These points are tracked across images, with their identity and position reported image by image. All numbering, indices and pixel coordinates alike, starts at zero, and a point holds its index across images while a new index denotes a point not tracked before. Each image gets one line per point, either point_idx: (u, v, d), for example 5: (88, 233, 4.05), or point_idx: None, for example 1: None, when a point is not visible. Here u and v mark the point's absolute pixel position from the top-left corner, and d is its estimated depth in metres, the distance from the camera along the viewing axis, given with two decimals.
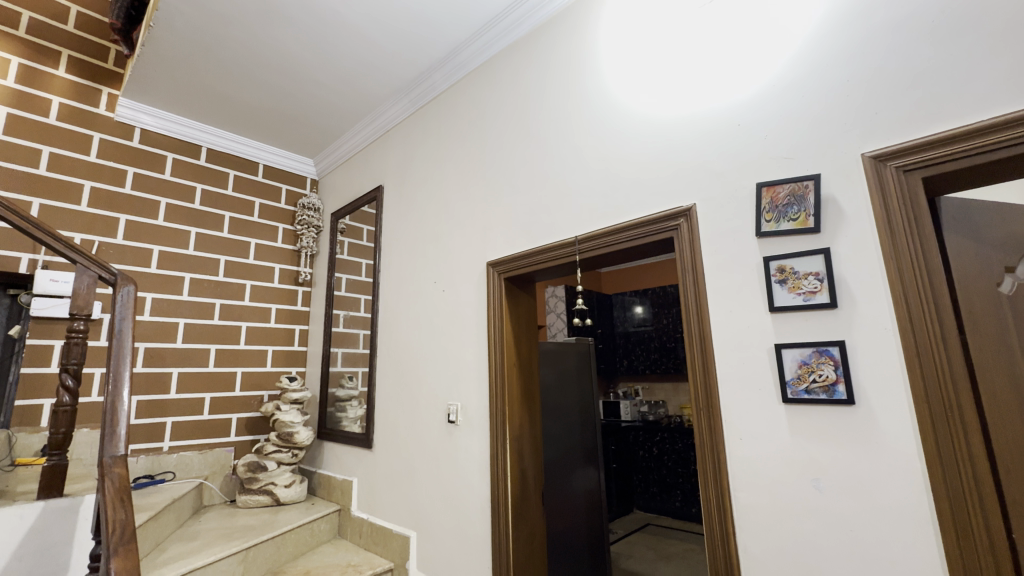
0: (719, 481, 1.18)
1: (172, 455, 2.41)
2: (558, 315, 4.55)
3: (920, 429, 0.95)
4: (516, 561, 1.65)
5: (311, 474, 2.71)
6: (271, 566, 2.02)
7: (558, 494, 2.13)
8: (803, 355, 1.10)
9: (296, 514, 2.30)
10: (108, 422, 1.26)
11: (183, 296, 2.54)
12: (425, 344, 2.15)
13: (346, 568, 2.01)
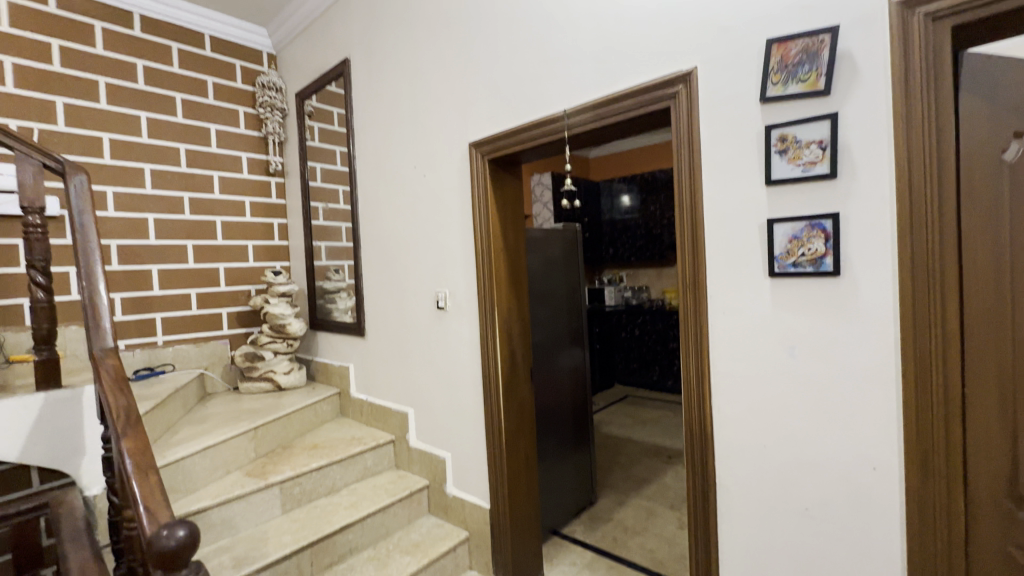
0: (699, 352, 1.24)
1: (168, 349, 2.46)
2: (544, 204, 4.45)
3: (899, 297, 0.97)
4: (507, 429, 1.78)
5: (308, 361, 2.82)
6: (281, 442, 2.18)
7: (545, 371, 2.26)
8: (795, 229, 1.08)
9: (298, 397, 2.43)
10: (89, 317, 1.24)
11: (148, 189, 2.38)
12: (409, 234, 2.09)
13: (351, 441, 2.17)
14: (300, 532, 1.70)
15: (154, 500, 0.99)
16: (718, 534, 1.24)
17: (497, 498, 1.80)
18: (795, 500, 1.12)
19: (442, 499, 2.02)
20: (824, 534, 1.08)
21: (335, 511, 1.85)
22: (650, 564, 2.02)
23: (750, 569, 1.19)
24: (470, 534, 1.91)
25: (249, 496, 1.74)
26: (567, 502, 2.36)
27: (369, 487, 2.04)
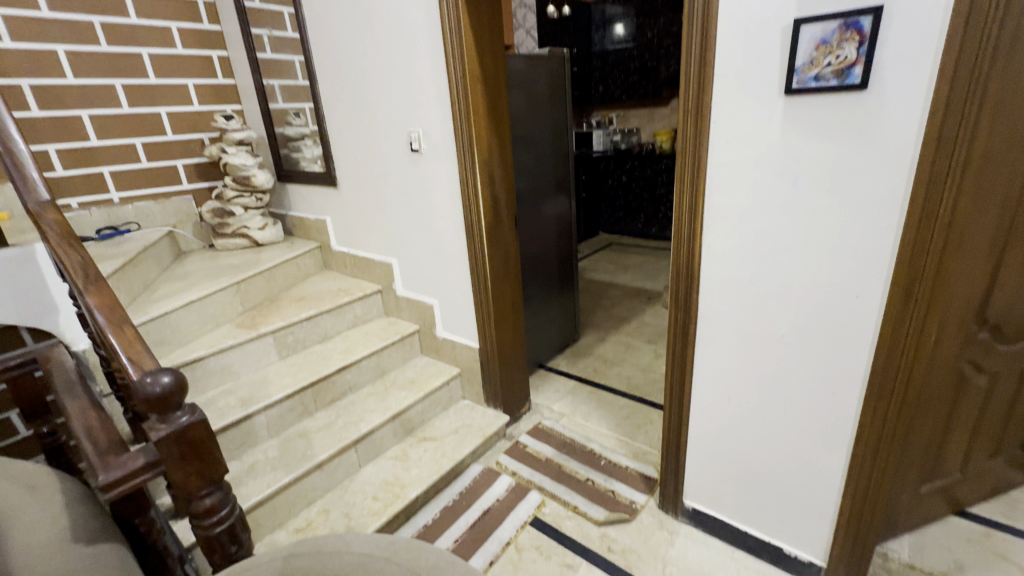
0: (694, 187, 1.15)
1: (127, 207, 2.28)
2: (527, 32, 3.87)
3: (929, 110, 0.85)
4: (493, 275, 1.78)
5: (282, 216, 2.67)
6: (267, 296, 2.17)
7: (530, 219, 2.18)
8: (824, 32, 0.91)
9: (278, 252, 2.37)
10: (12, 167, 1.12)
11: (45, 13, 1.93)
12: (371, 63, 1.80)
13: (338, 293, 2.18)
14: (299, 375, 1.79)
15: (134, 351, 0.97)
16: (694, 361, 1.31)
17: (485, 339, 1.88)
18: (772, 329, 1.15)
19: (432, 342, 2.11)
20: (795, 358, 1.14)
21: (330, 356, 1.93)
22: (626, 388, 2.22)
23: (720, 390, 1.28)
24: (461, 371, 2.05)
25: (243, 345, 1.78)
26: (551, 341, 2.50)
27: (361, 334, 2.11)
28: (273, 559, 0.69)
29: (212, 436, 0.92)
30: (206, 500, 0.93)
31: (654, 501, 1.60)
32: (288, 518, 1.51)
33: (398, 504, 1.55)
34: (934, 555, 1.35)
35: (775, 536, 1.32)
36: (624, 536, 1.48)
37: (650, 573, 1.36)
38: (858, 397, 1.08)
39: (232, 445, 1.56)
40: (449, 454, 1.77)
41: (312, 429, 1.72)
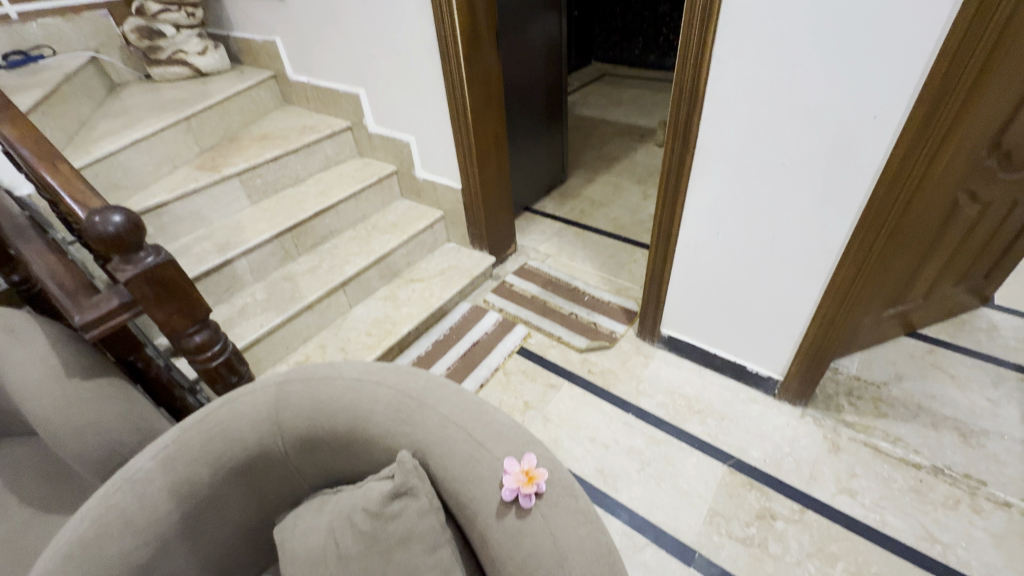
0: None
1: (32, 25, 1.93)
2: None
3: None
4: (473, 106, 1.59)
5: (224, 39, 2.29)
6: (225, 136, 1.96)
7: (514, 39, 1.88)
8: None
9: (227, 82, 2.07)
10: None
11: None
12: None
13: (304, 130, 1.97)
14: (275, 220, 1.71)
15: (76, 190, 0.87)
16: (686, 194, 1.25)
17: (467, 178, 1.77)
18: (773, 157, 1.07)
19: (413, 184, 2.00)
20: (792, 188, 1.08)
21: (305, 199, 1.82)
22: (613, 229, 2.21)
23: (710, 224, 1.26)
24: (445, 213, 1.98)
25: (208, 189, 1.66)
26: (538, 182, 2.39)
27: (335, 176, 1.97)
28: (267, 387, 0.70)
29: (185, 276, 0.89)
30: (196, 337, 0.95)
31: (633, 330, 1.71)
32: (287, 353, 1.59)
33: (391, 339, 1.63)
34: (879, 368, 1.50)
35: (741, 356, 1.44)
36: (603, 360, 1.61)
37: (625, 388, 1.51)
38: (849, 226, 1.06)
39: (218, 290, 1.56)
40: (437, 293, 1.81)
41: (297, 273, 1.71)
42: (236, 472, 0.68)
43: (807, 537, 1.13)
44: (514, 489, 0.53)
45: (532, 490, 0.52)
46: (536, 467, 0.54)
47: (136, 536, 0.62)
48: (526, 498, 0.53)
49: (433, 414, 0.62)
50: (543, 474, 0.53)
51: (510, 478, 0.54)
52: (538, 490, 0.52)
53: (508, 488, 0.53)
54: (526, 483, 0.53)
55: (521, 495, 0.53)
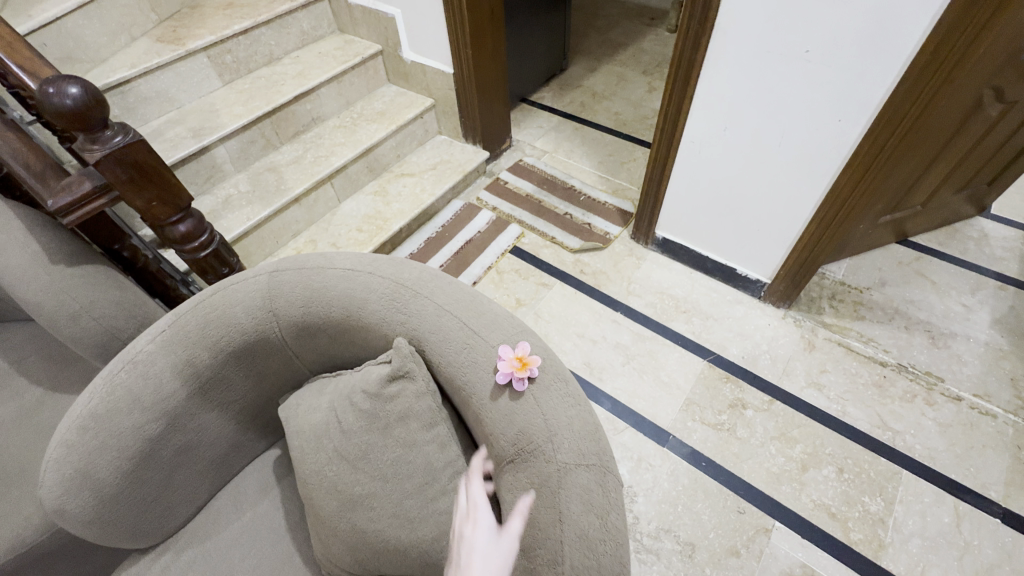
0: None
1: None
2: None
3: None
4: None
5: None
6: (185, 2, 1.73)
7: None
8: None
9: None
10: None
11: None
12: None
13: None
14: (251, 103, 1.57)
15: (22, 57, 0.78)
16: (697, 84, 1.16)
17: (460, 61, 1.61)
18: (797, 42, 0.97)
19: (400, 66, 1.83)
20: (811, 80, 1.00)
21: (282, 81, 1.66)
22: (613, 125, 2.09)
23: (719, 120, 1.19)
24: (436, 102, 1.84)
25: (172, 65, 1.50)
26: (536, 69, 2.20)
27: (314, 54, 1.79)
28: (258, 275, 0.69)
29: (159, 159, 0.83)
30: (181, 227, 0.93)
31: (627, 232, 1.70)
32: (277, 247, 1.57)
33: (382, 236, 1.60)
34: (865, 273, 1.53)
35: (733, 260, 1.45)
36: (596, 261, 1.61)
37: (616, 288, 1.54)
38: (864, 125, 1.00)
39: (198, 179, 1.48)
40: (428, 189, 1.75)
41: (281, 164, 1.62)
42: (236, 356, 0.70)
43: (772, 424, 1.23)
44: (508, 374, 0.55)
45: (526, 374, 0.54)
46: (530, 354, 0.56)
47: (145, 413, 0.65)
48: (519, 383, 0.55)
49: (429, 304, 0.62)
50: (537, 360, 0.55)
51: (504, 364, 0.55)
52: (532, 374, 0.54)
53: (502, 373, 0.55)
54: (521, 369, 0.55)
55: (516, 379, 0.55)
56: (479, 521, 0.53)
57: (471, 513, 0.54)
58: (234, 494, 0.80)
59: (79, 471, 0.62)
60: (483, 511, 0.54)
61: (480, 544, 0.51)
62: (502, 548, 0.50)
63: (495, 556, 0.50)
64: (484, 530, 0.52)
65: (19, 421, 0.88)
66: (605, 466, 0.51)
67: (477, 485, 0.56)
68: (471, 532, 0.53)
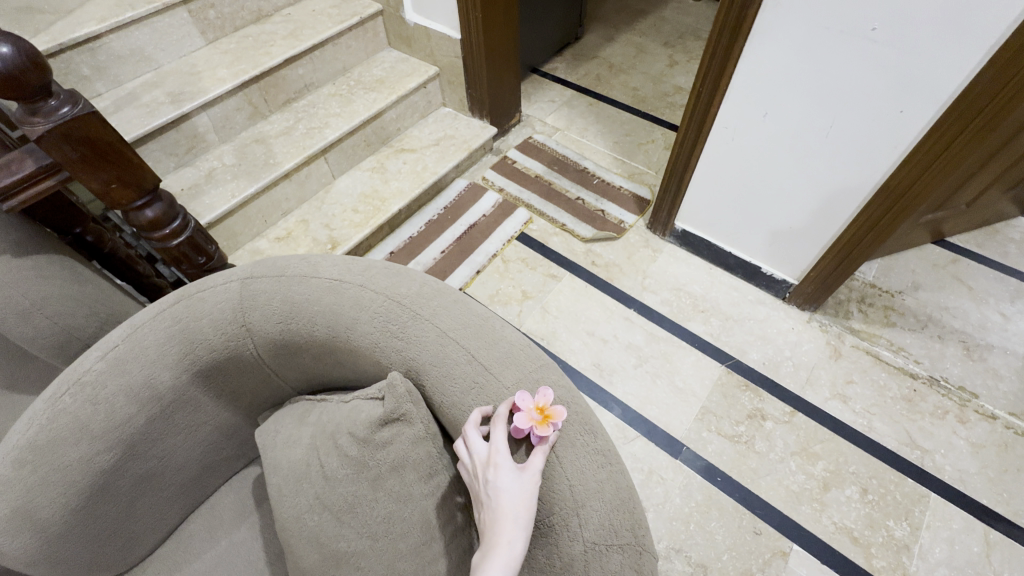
0: None
1: None
2: None
3: None
4: None
5: None
6: None
7: None
8: None
9: None
10: None
11: None
12: None
13: None
14: (237, 66, 1.42)
15: None
16: (737, 63, 1.03)
17: (468, 25, 1.45)
18: (862, 19, 0.84)
19: (402, 29, 1.67)
20: (873, 63, 0.87)
21: (272, 41, 1.51)
22: (632, 102, 1.94)
23: (758, 104, 1.06)
24: (440, 70, 1.69)
25: (148, 19, 1.34)
26: (550, 36, 2.03)
27: (307, 12, 1.62)
28: (229, 282, 0.59)
29: (116, 135, 0.72)
30: (148, 212, 0.82)
31: (643, 221, 1.58)
32: (266, 227, 1.46)
33: (380, 218, 1.49)
34: (897, 276, 1.43)
35: (757, 257, 1.35)
36: (609, 252, 1.51)
37: (630, 283, 1.44)
38: (929, 118, 0.88)
39: (179, 150, 1.35)
40: (431, 167, 1.62)
41: (270, 135, 1.48)
42: (204, 373, 0.61)
43: (793, 438, 1.15)
44: (526, 427, 0.44)
45: (549, 430, 0.44)
46: (553, 405, 0.47)
47: (96, 442, 0.56)
48: (539, 441, 0.44)
49: (430, 328, 0.52)
50: (562, 414, 0.46)
51: (522, 415, 0.45)
52: (556, 431, 0.44)
53: (521, 423, 0.44)
54: (541, 424, 0.45)
55: (536, 434, 0.44)
56: (503, 460, 0.43)
57: (490, 457, 0.43)
58: (208, 517, 0.72)
59: (17, 512, 0.53)
60: (507, 453, 0.44)
61: (509, 487, 0.42)
62: (536, 486, 0.43)
63: (528, 495, 0.42)
64: (511, 471, 0.43)
65: None
66: (641, 545, 0.43)
67: (498, 428, 0.45)
68: (496, 476, 0.43)
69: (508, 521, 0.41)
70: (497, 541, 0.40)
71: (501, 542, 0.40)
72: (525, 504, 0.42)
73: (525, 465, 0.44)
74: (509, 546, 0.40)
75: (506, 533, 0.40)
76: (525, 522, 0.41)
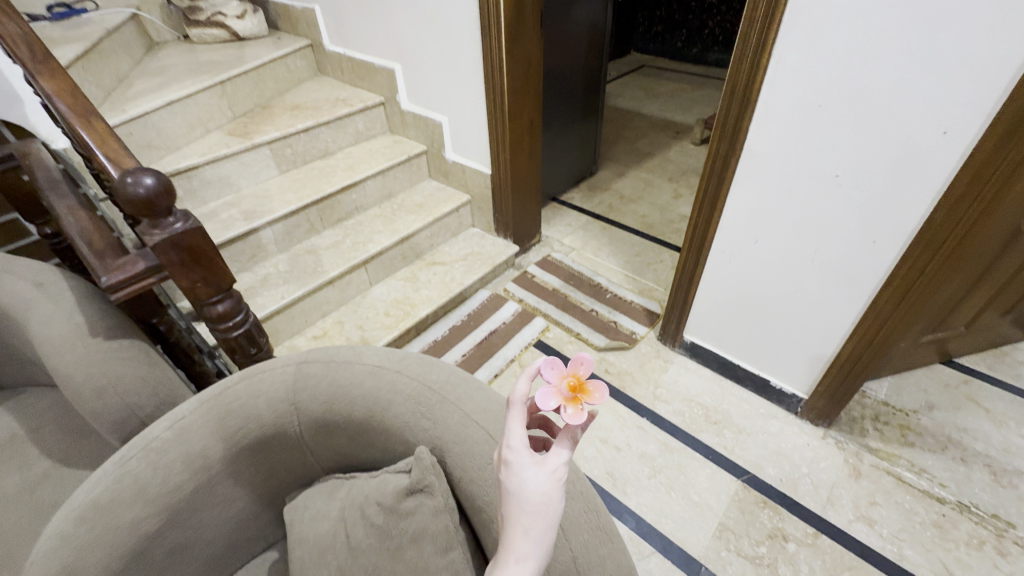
0: None
1: None
2: None
3: None
4: (512, 91, 1.54)
5: (263, 3, 2.20)
6: (259, 102, 1.94)
7: (557, 24, 1.79)
8: None
9: (262, 48, 2.03)
10: None
11: None
12: None
13: (336, 103, 1.94)
14: (302, 192, 1.69)
15: (110, 148, 0.86)
16: (726, 199, 1.20)
17: (498, 162, 1.73)
18: (826, 168, 1.01)
19: (442, 165, 1.97)
20: (842, 203, 1.02)
21: (333, 173, 1.80)
22: (641, 227, 2.15)
23: (748, 233, 1.21)
24: (472, 198, 1.95)
25: (239, 155, 1.65)
26: (568, 172, 2.34)
27: (365, 151, 1.95)
28: (287, 366, 0.69)
29: (211, 244, 0.87)
30: (219, 307, 0.94)
31: (654, 333, 1.67)
32: (305, 326, 1.60)
33: (409, 321, 1.62)
34: (909, 394, 1.44)
35: (765, 371, 1.40)
36: (621, 361, 1.58)
37: (642, 392, 1.48)
38: (900, 248, 1.00)
39: (242, 258, 1.56)
40: (458, 278, 1.79)
41: (321, 247, 1.70)
42: (250, 449, 0.68)
43: (818, 563, 1.10)
44: (553, 407, 0.42)
45: (580, 417, 0.41)
46: (589, 384, 0.43)
47: (148, 506, 0.62)
48: (567, 425, 0.42)
49: (455, 411, 0.60)
50: (600, 396, 0.42)
51: (548, 396, 0.43)
52: (586, 419, 0.41)
53: (547, 403, 0.42)
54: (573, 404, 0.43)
55: (565, 418, 0.42)
56: (517, 451, 0.42)
57: (507, 450, 0.42)
58: None
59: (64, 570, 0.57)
60: (524, 449, 0.42)
61: (521, 486, 0.41)
62: (552, 484, 0.40)
63: (542, 498, 0.40)
64: (525, 468, 0.41)
65: (20, 495, 0.87)
66: None
67: (519, 417, 0.43)
68: (509, 473, 0.41)
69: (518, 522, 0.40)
70: (507, 553, 0.40)
71: (510, 555, 0.39)
72: (538, 508, 0.40)
73: (543, 461, 0.41)
74: (517, 561, 0.39)
75: (515, 547, 0.40)
76: (536, 535, 0.40)
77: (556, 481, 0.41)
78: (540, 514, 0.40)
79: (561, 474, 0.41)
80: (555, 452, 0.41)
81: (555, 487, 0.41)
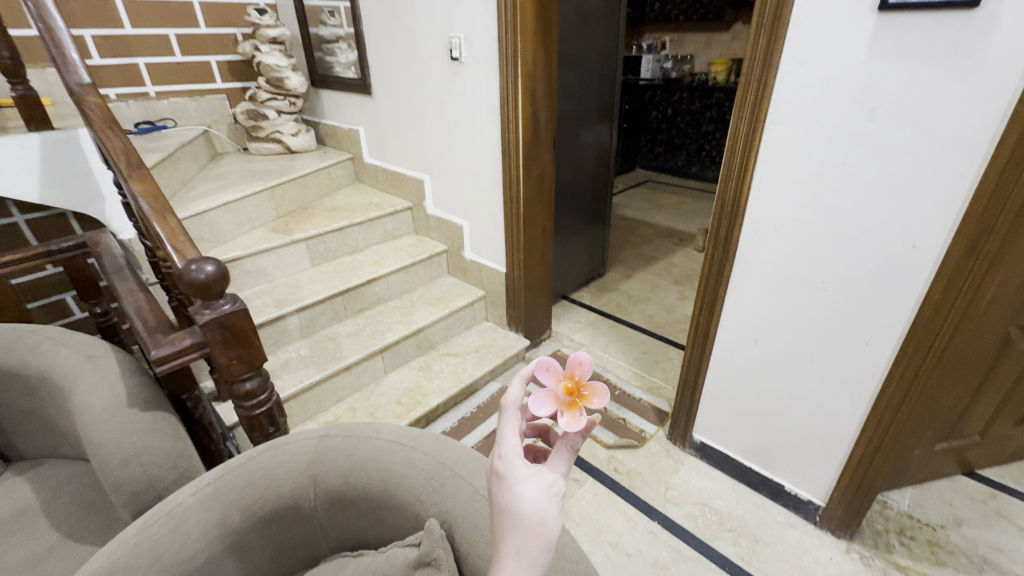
0: (755, 118, 1.07)
1: (164, 102, 2.19)
2: None
3: None
4: (527, 200, 1.73)
5: (315, 124, 2.56)
6: (300, 205, 2.17)
7: (567, 147, 2.04)
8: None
9: (310, 160, 2.31)
10: (53, 49, 1.17)
11: None
12: None
13: (369, 207, 2.17)
14: (331, 283, 1.83)
15: (177, 240, 0.99)
16: (724, 300, 1.29)
17: (512, 261, 1.87)
18: (812, 274, 1.11)
19: (460, 263, 2.13)
20: (831, 307, 1.10)
21: (360, 267, 1.96)
22: (649, 326, 2.23)
23: (748, 332, 1.27)
24: (486, 293, 2.08)
25: (278, 249, 1.82)
26: (577, 272, 2.48)
27: (390, 249, 2.13)
28: (309, 438, 0.74)
29: (252, 325, 0.96)
30: (247, 384, 1.01)
31: (663, 432, 1.66)
32: (318, 411, 1.63)
33: (419, 410, 1.65)
34: (934, 508, 1.38)
35: (777, 474, 1.37)
36: (631, 460, 1.55)
37: (653, 493, 1.44)
38: (891, 350, 1.05)
39: (268, 342, 1.65)
40: (469, 369, 1.85)
41: (342, 334, 1.80)
42: (265, 521, 0.70)
43: None
44: (551, 412, 0.45)
45: (577, 424, 0.43)
46: (588, 390, 0.47)
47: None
48: (565, 433, 0.44)
49: (465, 486, 0.64)
50: (598, 400, 0.46)
51: (547, 404, 0.46)
52: (584, 426, 0.43)
53: (543, 409, 0.45)
54: (570, 410, 0.46)
55: (564, 424, 0.44)
56: (512, 461, 0.43)
57: (505, 461, 0.44)
58: None
59: None
60: (520, 461, 0.43)
61: (517, 498, 0.42)
62: (548, 499, 0.42)
63: (538, 514, 0.42)
64: (521, 481, 0.43)
65: (24, 569, 0.87)
66: None
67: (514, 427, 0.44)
68: (506, 484, 0.43)
69: (514, 539, 0.42)
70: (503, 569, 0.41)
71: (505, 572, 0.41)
72: (535, 525, 0.42)
73: (540, 475, 0.43)
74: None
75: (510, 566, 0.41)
76: (532, 555, 0.42)
77: (552, 494, 0.43)
78: (536, 533, 0.42)
79: (557, 488, 0.43)
80: (552, 466, 0.43)
81: (551, 499, 0.42)
